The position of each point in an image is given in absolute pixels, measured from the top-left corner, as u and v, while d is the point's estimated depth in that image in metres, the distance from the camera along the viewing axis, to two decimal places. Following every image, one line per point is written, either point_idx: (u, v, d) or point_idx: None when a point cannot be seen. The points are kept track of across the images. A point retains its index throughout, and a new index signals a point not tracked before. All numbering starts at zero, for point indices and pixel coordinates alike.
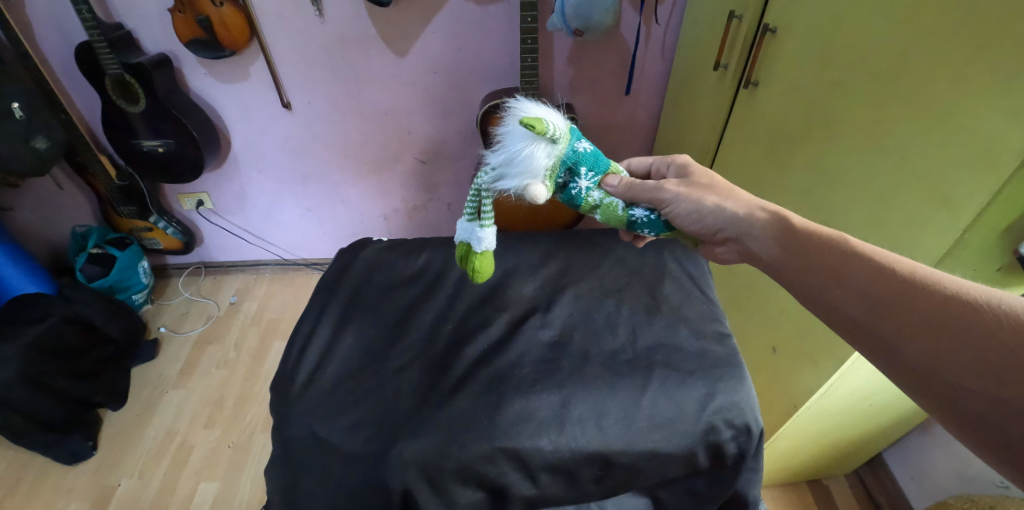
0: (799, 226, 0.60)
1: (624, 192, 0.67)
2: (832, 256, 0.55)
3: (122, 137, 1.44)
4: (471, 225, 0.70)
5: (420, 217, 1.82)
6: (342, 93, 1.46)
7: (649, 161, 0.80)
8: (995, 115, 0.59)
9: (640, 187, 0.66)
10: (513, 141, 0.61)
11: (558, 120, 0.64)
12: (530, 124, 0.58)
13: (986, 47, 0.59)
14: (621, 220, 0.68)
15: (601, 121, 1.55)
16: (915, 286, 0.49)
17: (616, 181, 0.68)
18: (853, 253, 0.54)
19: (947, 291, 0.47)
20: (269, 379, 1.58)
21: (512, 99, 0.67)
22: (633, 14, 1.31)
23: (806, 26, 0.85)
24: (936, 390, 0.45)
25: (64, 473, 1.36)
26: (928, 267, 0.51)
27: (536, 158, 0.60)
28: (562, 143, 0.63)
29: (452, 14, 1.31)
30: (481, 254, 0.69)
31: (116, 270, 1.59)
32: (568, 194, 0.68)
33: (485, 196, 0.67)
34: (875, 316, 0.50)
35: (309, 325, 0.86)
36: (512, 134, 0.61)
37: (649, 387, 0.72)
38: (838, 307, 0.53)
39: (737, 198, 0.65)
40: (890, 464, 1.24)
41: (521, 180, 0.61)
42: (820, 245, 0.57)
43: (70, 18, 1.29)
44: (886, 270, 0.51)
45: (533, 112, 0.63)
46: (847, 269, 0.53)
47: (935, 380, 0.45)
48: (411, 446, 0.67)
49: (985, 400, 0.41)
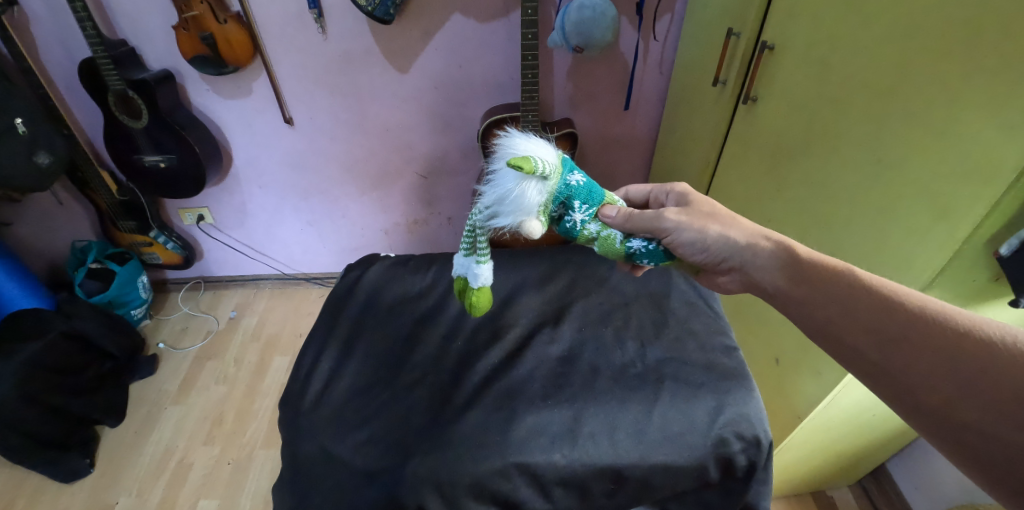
0: (805, 257, 0.61)
1: (621, 223, 0.67)
2: (841, 288, 0.56)
3: (124, 153, 1.45)
4: (468, 260, 0.70)
5: (420, 231, 1.82)
6: (344, 109, 1.48)
7: (647, 189, 0.81)
8: (993, 133, 0.60)
9: (639, 218, 0.66)
10: (504, 181, 0.61)
11: (546, 154, 0.63)
12: (518, 164, 0.58)
13: (980, 70, 0.61)
14: (619, 252, 0.68)
15: (601, 135, 1.57)
16: (928, 322, 0.49)
17: (614, 212, 0.67)
18: (861, 286, 0.55)
19: (960, 327, 0.47)
20: (268, 395, 1.57)
21: (503, 132, 0.67)
22: (632, 31, 1.34)
23: (806, 46, 0.87)
24: (951, 428, 0.45)
25: (61, 491, 1.34)
26: (939, 301, 0.51)
27: (527, 197, 0.60)
28: (553, 178, 0.63)
29: (452, 31, 1.33)
30: (479, 289, 0.70)
31: (115, 285, 1.58)
32: (560, 222, 0.69)
33: (480, 234, 0.68)
34: (885, 353, 0.50)
35: (317, 343, 0.86)
36: (503, 174, 0.62)
37: (660, 401, 0.73)
38: (848, 344, 0.54)
39: (740, 226, 0.66)
40: (895, 475, 1.24)
41: (516, 218, 0.61)
42: (826, 276, 0.58)
43: (75, 35, 1.31)
44: (897, 304, 0.52)
45: (523, 148, 0.63)
46: (856, 302, 0.54)
47: (952, 419, 0.45)
48: (423, 463, 0.67)
49: (997, 438, 0.42)
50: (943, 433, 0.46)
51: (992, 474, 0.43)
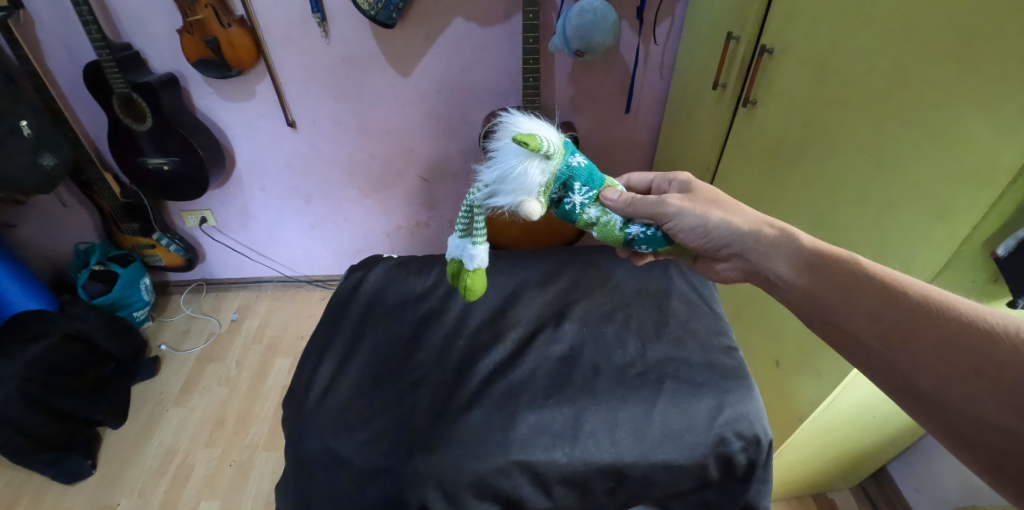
0: (809, 247, 0.61)
1: (623, 206, 0.68)
2: (845, 278, 0.56)
3: (128, 156, 1.46)
4: (463, 242, 0.71)
5: (422, 234, 1.83)
6: (347, 113, 1.49)
7: (650, 177, 0.82)
8: (989, 135, 0.61)
9: (640, 202, 0.67)
10: (506, 158, 0.61)
11: (549, 135, 0.64)
12: (523, 141, 0.59)
13: (979, 71, 0.61)
14: (618, 238, 0.70)
15: (601, 139, 1.58)
16: (929, 313, 0.49)
17: (615, 195, 0.68)
18: (865, 275, 0.55)
19: (964, 319, 0.47)
20: (270, 397, 1.58)
21: (506, 112, 0.68)
22: (633, 36, 1.35)
23: (805, 48, 0.88)
24: (949, 419, 0.46)
25: (63, 491, 1.34)
26: (943, 291, 0.51)
27: (529, 176, 0.60)
28: (556, 158, 0.64)
29: (454, 36, 1.35)
30: (474, 271, 0.70)
31: (119, 287, 1.59)
32: (560, 205, 0.69)
33: (478, 213, 0.69)
34: (887, 343, 0.51)
35: (321, 342, 0.87)
36: (506, 150, 0.62)
37: (661, 399, 0.73)
38: (852, 334, 0.54)
39: (743, 214, 0.67)
40: (896, 477, 1.24)
41: (515, 198, 0.62)
42: (830, 267, 0.58)
43: (81, 39, 1.32)
44: (899, 296, 0.52)
45: (527, 126, 0.63)
46: (858, 292, 0.54)
47: (951, 411, 0.45)
48: (426, 461, 0.68)
49: (997, 430, 0.42)
50: (943, 425, 0.46)
51: (990, 467, 0.43)
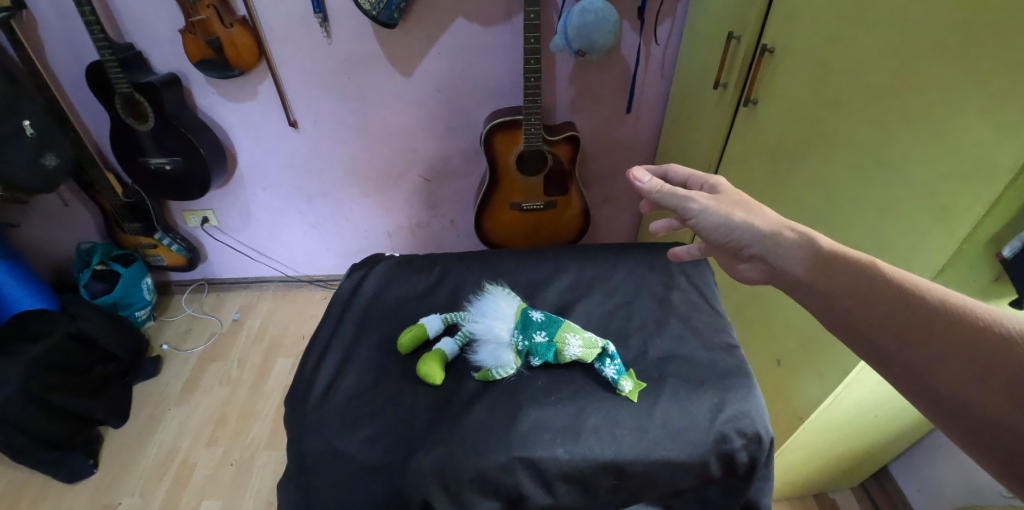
0: (828, 251, 0.58)
1: (652, 190, 0.73)
2: (863, 282, 0.53)
3: (130, 156, 1.46)
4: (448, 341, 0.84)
5: (423, 234, 1.83)
6: (348, 113, 1.49)
7: (686, 172, 0.80)
8: (994, 133, 0.60)
9: (667, 192, 0.72)
10: (487, 316, 0.83)
11: (502, 332, 0.80)
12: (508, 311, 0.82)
13: (986, 66, 0.61)
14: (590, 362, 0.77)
15: (602, 139, 1.58)
16: (949, 317, 0.47)
17: (646, 178, 0.74)
18: (882, 279, 0.53)
19: (981, 324, 0.44)
20: (271, 397, 1.58)
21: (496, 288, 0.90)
22: (633, 35, 1.35)
23: (805, 46, 0.89)
24: (967, 423, 0.43)
25: (64, 490, 1.35)
26: (966, 297, 0.48)
27: (495, 330, 0.80)
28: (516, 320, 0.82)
29: (454, 36, 1.35)
30: (433, 362, 0.79)
31: (121, 287, 1.59)
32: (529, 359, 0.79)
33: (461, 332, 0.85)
34: (904, 347, 0.48)
35: (323, 340, 0.87)
36: (487, 311, 0.84)
37: (662, 398, 0.73)
38: (871, 337, 0.51)
39: (766, 216, 0.65)
40: (898, 478, 1.24)
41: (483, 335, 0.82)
42: (846, 271, 0.55)
43: (83, 39, 1.33)
44: (919, 299, 0.49)
45: (504, 302, 0.85)
46: (875, 295, 0.52)
47: (966, 413, 0.43)
48: (426, 458, 0.68)
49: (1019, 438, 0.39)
50: (964, 432, 0.43)
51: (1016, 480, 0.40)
